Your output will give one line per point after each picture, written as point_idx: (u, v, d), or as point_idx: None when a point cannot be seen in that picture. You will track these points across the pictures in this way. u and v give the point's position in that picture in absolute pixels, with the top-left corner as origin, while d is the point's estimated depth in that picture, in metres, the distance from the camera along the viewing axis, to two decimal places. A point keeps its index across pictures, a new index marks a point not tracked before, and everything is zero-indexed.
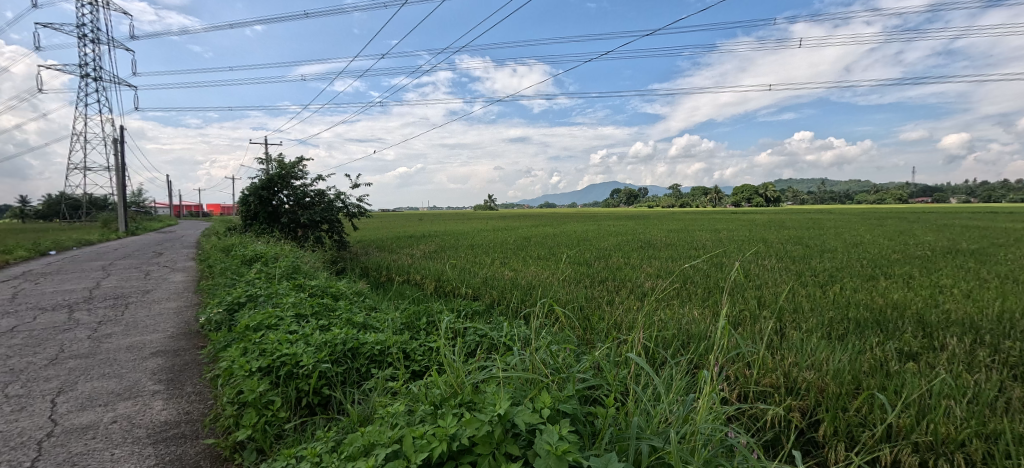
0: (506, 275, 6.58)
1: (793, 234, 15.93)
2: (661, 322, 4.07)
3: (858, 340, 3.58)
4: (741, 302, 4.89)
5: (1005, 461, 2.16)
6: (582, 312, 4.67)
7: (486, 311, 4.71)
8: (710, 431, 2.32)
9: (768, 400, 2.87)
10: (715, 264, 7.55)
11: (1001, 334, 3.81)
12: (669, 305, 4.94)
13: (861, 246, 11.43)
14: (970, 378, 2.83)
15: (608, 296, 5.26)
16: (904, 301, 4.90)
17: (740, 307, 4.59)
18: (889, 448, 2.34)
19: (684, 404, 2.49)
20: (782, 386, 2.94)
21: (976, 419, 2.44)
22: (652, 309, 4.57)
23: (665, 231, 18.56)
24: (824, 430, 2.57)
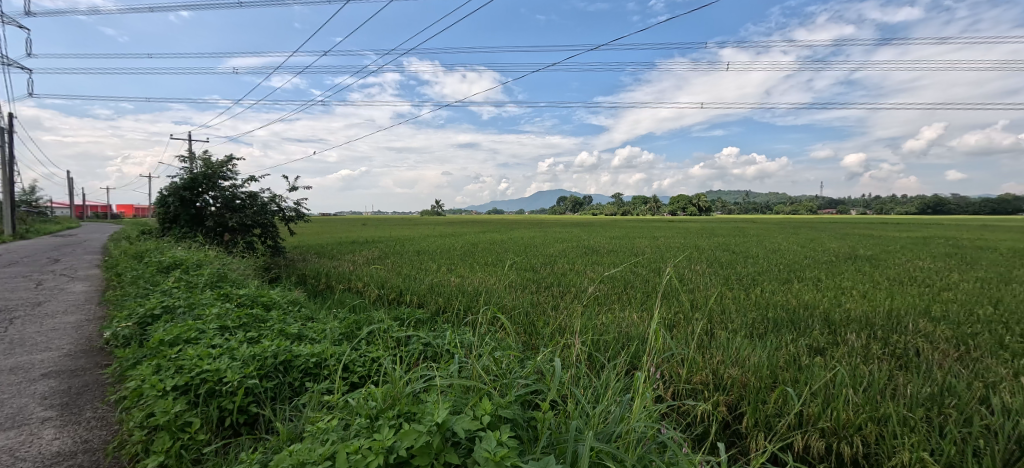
0: (451, 281, 6.42)
1: (722, 241, 16.98)
2: (602, 326, 4.10)
3: (775, 338, 3.81)
4: (676, 305, 5.07)
5: (893, 442, 2.33)
6: (527, 317, 4.62)
7: (431, 320, 4.52)
8: (644, 429, 2.33)
9: (698, 396, 2.95)
10: (652, 269, 7.83)
11: (891, 329, 4.20)
12: (610, 309, 5.03)
13: (779, 252, 12.38)
14: (865, 369, 3.05)
15: (554, 302, 5.27)
16: (814, 302, 5.31)
17: (675, 310, 4.76)
18: (802, 435, 2.47)
19: (620, 404, 2.48)
20: (711, 382, 3.01)
21: (869, 405, 2.60)
22: (597, 314, 4.61)
23: (607, 238, 19.13)
24: (747, 423, 2.67)
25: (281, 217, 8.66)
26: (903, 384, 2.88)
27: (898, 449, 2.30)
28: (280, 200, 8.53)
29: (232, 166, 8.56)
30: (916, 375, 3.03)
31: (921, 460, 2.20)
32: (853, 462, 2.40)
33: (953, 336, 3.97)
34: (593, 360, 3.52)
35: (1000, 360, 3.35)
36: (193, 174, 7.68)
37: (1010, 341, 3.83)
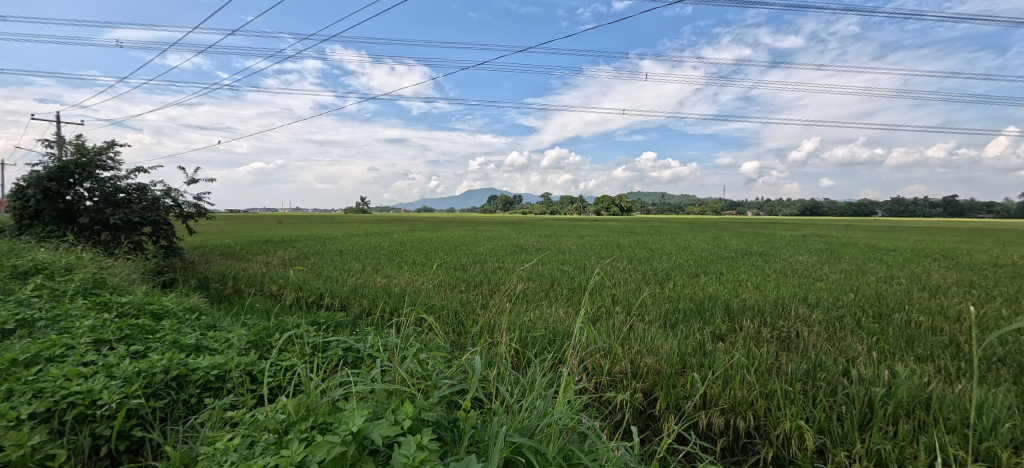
0: (377, 282, 6.18)
1: (642, 239, 18.04)
2: (529, 324, 4.17)
3: (684, 327, 4.12)
4: (599, 300, 5.30)
5: (778, 414, 2.62)
6: (456, 317, 4.57)
7: (354, 324, 4.29)
8: (566, 421, 2.39)
9: (617, 386, 3.10)
10: (577, 266, 8.12)
11: (779, 315, 4.73)
12: (538, 305, 5.14)
13: (691, 249, 13.44)
14: (758, 352, 3.39)
15: (483, 300, 5.26)
16: (717, 293, 5.83)
17: (597, 305, 4.98)
18: (704, 414, 2.69)
19: (544, 399, 2.52)
20: (630, 372, 3.17)
21: (760, 383, 2.90)
22: (525, 311, 4.68)
23: (535, 236, 19.57)
24: (660, 407, 2.84)
25: (178, 213, 7.77)
26: (786, 363, 3.24)
27: (781, 419, 2.58)
28: (176, 194, 7.65)
29: (115, 154, 7.52)
30: (797, 354, 3.43)
31: (799, 428, 2.48)
32: (747, 435, 2.65)
33: (826, 319, 4.56)
34: (520, 357, 3.56)
35: (859, 338, 3.91)
36: (62, 162, 6.64)
37: (866, 321, 4.49)
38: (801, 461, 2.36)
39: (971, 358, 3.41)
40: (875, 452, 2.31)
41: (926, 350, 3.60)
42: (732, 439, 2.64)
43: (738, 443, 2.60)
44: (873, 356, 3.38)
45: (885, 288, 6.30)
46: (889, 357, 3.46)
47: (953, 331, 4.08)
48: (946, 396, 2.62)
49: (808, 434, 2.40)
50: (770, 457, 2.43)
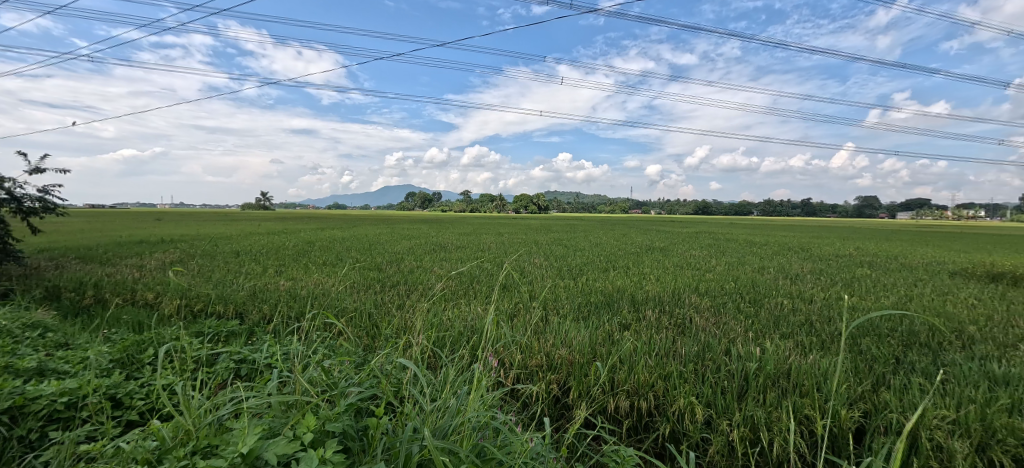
0: (279, 285, 5.69)
1: (557, 237, 18.70)
2: (444, 322, 4.11)
3: (596, 319, 4.35)
4: (517, 296, 5.38)
5: (674, 393, 2.85)
6: (369, 319, 4.37)
7: (251, 332, 3.92)
8: (480, 418, 2.39)
9: (533, 379, 3.17)
10: (496, 264, 8.19)
11: (677, 304, 5.18)
12: (457, 304, 5.09)
13: (601, 245, 14.23)
14: (659, 339, 3.69)
15: (399, 301, 5.09)
16: (625, 286, 6.24)
17: (515, 301, 5.05)
18: (612, 399, 2.85)
19: (458, 397, 2.49)
20: (545, 364, 3.27)
21: (661, 366, 3.14)
22: (442, 310, 4.60)
23: (455, 234, 19.43)
24: (573, 395, 2.96)
25: (14, 208, 6.49)
26: (681, 346, 3.57)
27: (676, 397, 2.82)
28: (14, 186, 6.38)
29: None
30: (691, 338, 3.78)
31: (691, 404, 2.73)
32: (649, 415, 2.85)
33: (714, 306, 5.09)
34: (436, 357, 3.49)
35: (738, 321, 4.42)
36: None
37: (745, 306, 5.09)
38: (692, 433, 2.60)
39: (821, 334, 4.02)
40: (750, 419, 2.61)
41: (789, 328, 4.18)
42: (636, 419, 2.83)
43: (642, 422, 2.80)
44: (750, 336, 3.84)
45: (760, 277, 7.21)
46: (764, 336, 3.96)
47: (809, 312, 4.79)
48: (802, 366, 3.06)
49: (698, 410, 2.65)
50: (669, 433, 2.65)
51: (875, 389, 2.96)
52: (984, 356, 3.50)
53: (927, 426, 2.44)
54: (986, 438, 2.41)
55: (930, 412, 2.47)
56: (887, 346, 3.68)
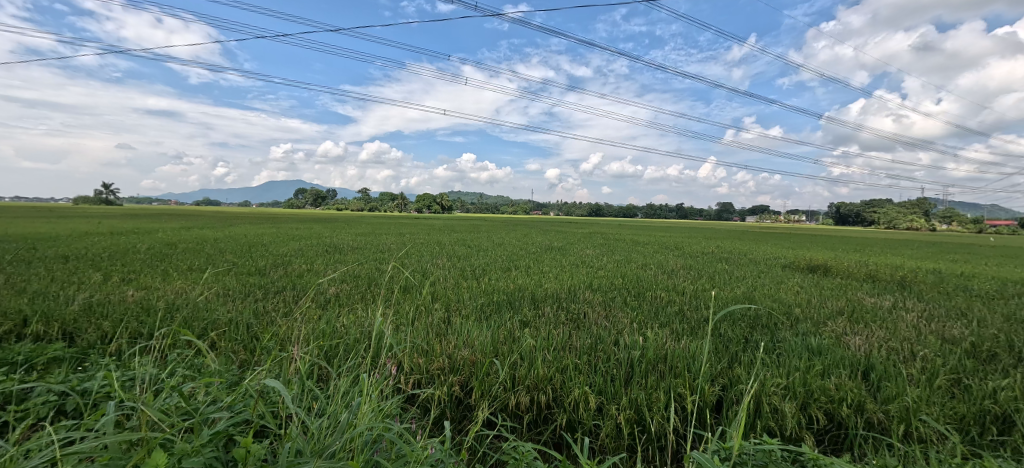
0: (127, 297, 4.93)
1: (458, 237, 18.73)
2: (337, 330, 3.93)
3: (497, 318, 4.50)
4: (417, 298, 5.33)
5: (568, 385, 3.08)
6: (250, 331, 4.01)
7: (83, 355, 3.32)
8: (373, 431, 2.33)
9: (435, 381, 3.19)
10: (396, 266, 8.00)
11: (572, 300, 5.56)
12: (353, 309, 4.90)
13: (502, 245, 14.62)
14: (555, 334, 3.94)
15: (284, 309, 4.72)
16: (525, 285, 6.52)
17: (416, 303, 5.00)
18: (513, 395, 2.99)
19: (350, 410, 2.40)
20: (446, 367, 3.30)
21: (558, 360, 3.38)
22: (335, 316, 4.38)
23: (352, 235, 18.50)
24: (475, 395, 3.03)
25: None
26: (576, 340, 3.86)
27: (571, 388, 3.04)
28: None
29: None
30: (585, 332, 4.11)
31: (584, 394, 2.97)
32: (547, 407, 3.04)
33: (605, 301, 5.56)
34: (326, 369, 3.31)
35: (626, 313, 4.90)
36: None
37: (631, 300, 5.63)
38: (586, 420, 2.82)
39: (691, 321, 4.63)
40: (634, 402, 2.91)
41: (665, 318, 4.74)
42: (536, 413, 2.98)
43: (541, 415, 2.97)
44: (634, 327, 4.29)
45: (643, 273, 8.04)
46: (645, 326, 4.43)
47: (682, 302, 5.47)
48: (676, 350, 3.50)
49: (591, 398, 2.90)
50: (565, 423, 2.84)
51: (731, 365, 3.49)
52: (807, 332, 4.33)
53: (768, 393, 2.95)
54: (810, 399, 2.99)
55: (769, 382, 2.99)
56: (739, 329, 4.38)
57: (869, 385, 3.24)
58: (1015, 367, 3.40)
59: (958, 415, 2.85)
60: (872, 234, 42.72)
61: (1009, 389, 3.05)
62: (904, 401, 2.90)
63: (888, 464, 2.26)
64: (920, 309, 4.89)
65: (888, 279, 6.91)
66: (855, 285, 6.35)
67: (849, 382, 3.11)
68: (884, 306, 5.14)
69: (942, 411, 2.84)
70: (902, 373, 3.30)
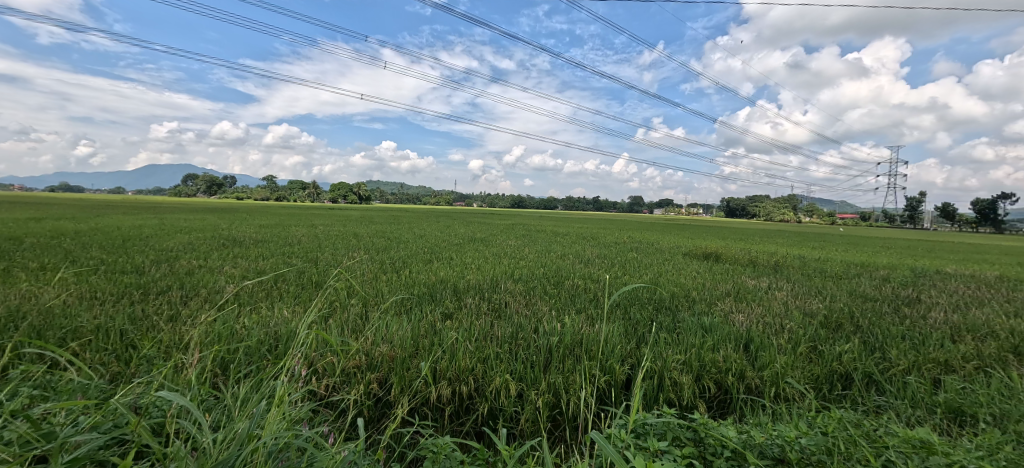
0: None
1: (377, 229, 18.12)
2: (239, 333, 3.64)
3: (418, 311, 4.51)
4: (332, 294, 5.13)
5: (489, 376, 3.17)
6: (124, 338, 3.56)
7: None
8: (279, 439, 2.16)
9: (353, 381, 3.11)
10: (307, 260, 7.57)
11: (492, 290, 5.74)
12: (256, 309, 4.56)
13: (422, 237, 14.44)
14: (476, 325, 4.06)
15: (169, 311, 4.26)
16: (447, 276, 6.59)
17: (329, 299, 4.81)
18: (434, 389, 3.02)
19: (250, 420, 2.18)
20: (364, 364, 3.23)
21: (480, 350, 3.49)
22: (235, 316, 4.06)
23: (256, 226, 17.13)
24: (395, 392, 3.00)
25: None
26: (498, 329, 4.03)
27: (493, 377, 3.14)
28: None
29: None
30: (506, 321, 4.29)
31: (505, 382, 3.08)
32: (468, 398, 3.11)
33: (525, 290, 5.82)
34: (224, 375, 3.05)
35: (544, 302, 5.19)
36: None
37: (549, 288, 5.97)
38: (506, 407, 2.94)
39: (603, 306, 5.03)
40: (552, 387, 3.09)
41: (581, 304, 5.12)
42: (457, 404, 3.05)
43: (462, 406, 3.03)
44: (553, 314, 4.57)
45: (562, 262, 8.46)
46: (561, 313, 4.74)
47: (595, 289, 5.89)
48: (590, 335, 3.80)
49: (512, 386, 3.02)
50: (487, 412, 2.94)
51: (638, 344, 3.89)
52: (700, 312, 4.89)
53: (669, 368, 3.32)
54: (703, 371, 3.42)
55: (670, 359, 3.37)
56: (645, 311, 4.86)
57: (750, 356, 3.78)
58: (854, 333, 4.17)
59: (814, 375, 3.44)
60: (757, 225, 48.37)
61: (850, 352, 3.73)
62: (774, 368, 3.43)
63: (760, 422, 2.70)
64: (788, 289, 5.75)
65: (765, 263, 8.00)
66: (740, 270, 7.27)
67: (733, 353, 3.60)
68: (761, 286, 5.97)
69: (803, 373, 3.41)
70: (773, 343, 3.88)
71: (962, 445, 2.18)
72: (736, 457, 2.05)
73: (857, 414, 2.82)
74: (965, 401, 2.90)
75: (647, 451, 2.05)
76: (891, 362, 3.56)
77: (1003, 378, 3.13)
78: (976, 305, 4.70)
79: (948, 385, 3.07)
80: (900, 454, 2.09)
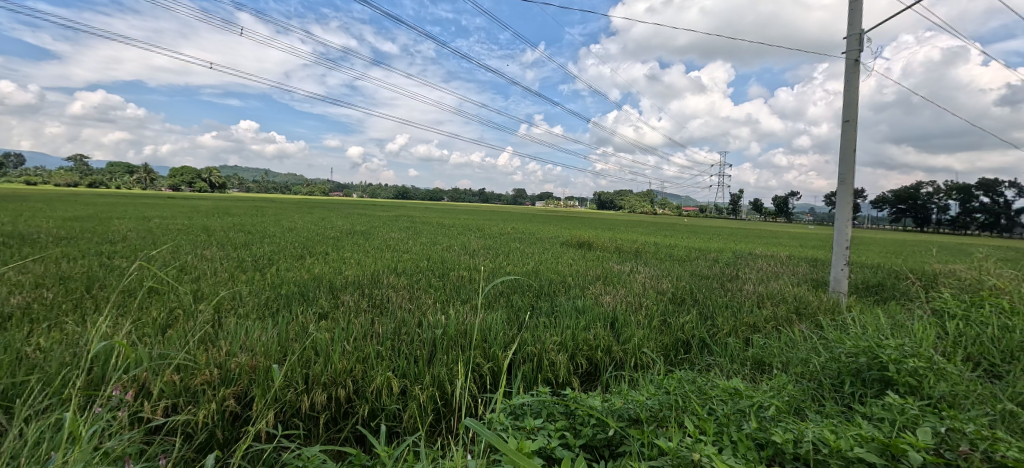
0: None
1: (233, 222, 16.03)
2: (31, 358, 2.69)
3: (287, 312, 4.13)
4: (171, 296, 4.32)
5: (372, 382, 2.66)
6: None
7: None
8: None
9: (198, 399, 2.42)
10: (139, 261, 6.37)
11: (371, 287, 5.55)
12: (50, 322, 3.47)
13: (291, 230, 13.25)
14: (356, 322, 3.89)
15: None
16: (321, 274, 6.20)
17: (169, 302, 4.06)
18: (306, 396, 2.51)
19: None
20: (216, 379, 2.53)
21: (360, 350, 3.00)
22: (25, 336, 3.07)
23: (63, 220, 13.87)
24: (257, 405, 2.40)
25: None
26: (380, 325, 3.90)
27: (374, 376, 2.72)
28: None
29: None
30: (388, 317, 4.18)
31: (387, 379, 2.69)
32: (347, 401, 2.66)
33: (408, 284, 5.79)
34: (7, 416, 2.18)
35: (428, 294, 5.27)
36: None
37: (434, 281, 6.02)
38: (389, 406, 2.59)
39: (486, 296, 5.25)
40: (437, 379, 2.80)
41: (465, 295, 5.29)
42: (335, 410, 2.59)
43: (340, 411, 2.58)
44: (437, 306, 4.68)
45: (446, 254, 8.55)
46: (444, 305, 4.84)
47: (479, 280, 6.10)
48: (474, 325, 3.87)
49: (395, 382, 2.65)
50: (367, 413, 2.54)
51: (520, 329, 4.18)
52: (574, 296, 5.41)
53: (548, 350, 3.65)
54: (577, 349, 3.84)
55: (548, 343, 3.69)
56: (526, 298, 5.24)
57: (615, 332, 4.32)
58: (693, 306, 5.04)
59: (664, 344, 4.08)
60: (622, 216, 53.81)
61: (690, 322, 4.49)
62: (634, 341, 3.98)
63: (621, 389, 3.15)
64: (645, 272, 6.63)
65: (627, 250, 9.11)
66: (607, 256, 8.16)
67: (601, 331, 4.09)
68: (623, 271, 6.77)
69: (655, 344, 4.04)
70: (634, 319, 4.49)
71: (763, 388, 2.80)
72: (599, 424, 2.33)
73: (693, 373, 3.46)
74: (765, 353, 3.73)
75: (523, 430, 2.23)
76: (719, 327, 4.39)
77: (789, 333, 4.09)
78: (774, 278, 6.02)
79: (754, 342, 3.93)
80: (721, 401, 2.60)
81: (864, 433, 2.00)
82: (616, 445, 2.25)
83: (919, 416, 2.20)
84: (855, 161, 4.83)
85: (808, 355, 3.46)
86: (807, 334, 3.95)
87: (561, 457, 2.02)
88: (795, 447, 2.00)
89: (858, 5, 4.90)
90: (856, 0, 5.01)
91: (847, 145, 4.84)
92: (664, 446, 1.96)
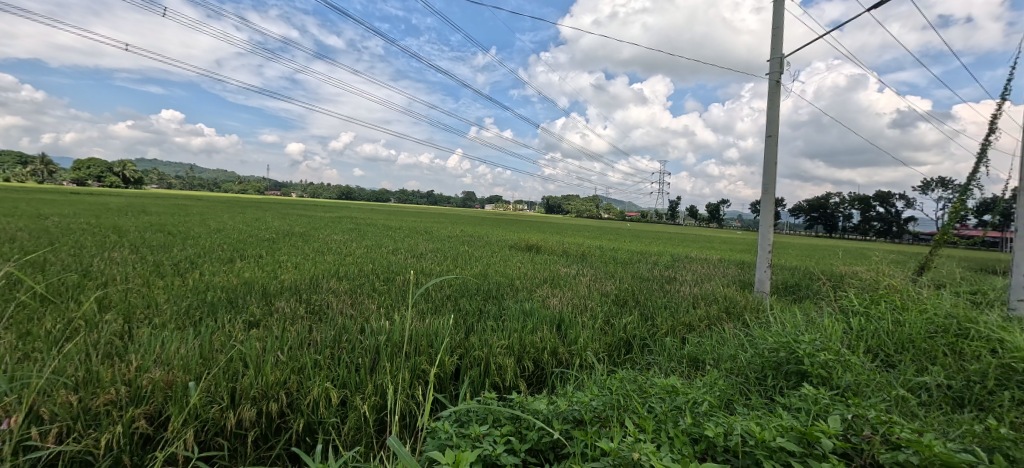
0: None
1: (153, 223, 14.67)
2: None
3: (212, 321, 3.83)
4: (71, 304, 3.85)
5: (308, 395, 2.53)
6: None
7: None
8: None
9: (100, 423, 2.17)
10: (32, 266, 5.62)
11: (309, 292, 5.27)
12: None
13: (221, 232, 12.35)
14: (291, 330, 3.66)
15: None
16: (252, 278, 5.81)
17: (68, 312, 3.61)
18: (231, 413, 2.34)
19: None
20: (122, 398, 2.28)
21: (293, 360, 2.83)
22: None
23: None
24: (172, 425, 2.19)
25: None
26: (317, 332, 3.71)
27: (309, 387, 2.58)
28: None
29: None
30: (327, 323, 4.00)
31: (325, 390, 2.57)
32: (280, 415, 2.50)
33: (350, 289, 5.57)
34: None
35: (372, 299, 5.11)
36: None
37: (377, 285, 5.82)
38: (327, 419, 2.46)
39: (433, 300, 5.17)
40: (381, 387, 2.71)
41: (411, 299, 5.17)
42: (264, 426, 2.42)
43: (271, 427, 2.42)
44: (381, 312, 4.54)
45: (392, 257, 8.33)
46: (387, 310, 4.69)
47: (424, 284, 5.98)
48: (419, 330, 3.77)
49: (333, 393, 2.54)
50: (301, 428, 2.41)
51: (467, 334, 4.15)
52: (521, 299, 5.46)
53: (494, 354, 3.64)
54: (523, 352, 3.87)
55: (495, 347, 3.69)
56: (473, 301, 5.21)
57: (561, 334, 4.40)
58: (635, 306, 5.25)
59: (608, 345, 4.21)
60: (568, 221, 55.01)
61: (631, 323, 4.66)
62: (579, 342, 4.07)
63: (565, 391, 3.21)
64: (590, 274, 6.81)
65: (573, 253, 9.33)
66: (555, 259, 8.31)
67: (547, 334, 4.15)
68: (569, 274, 6.92)
69: (599, 345, 4.15)
70: (578, 321, 4.60)
71: (696, 385, 2.95)
72: (544, 426, 2.37)
73: (634, 373, 3.60)
74: (699, 351, 3.95)
75: (468, 437, 2.21)
76: (657, 327, 4.60)
77: (721, 332, 4.36)
78: (708, 280, 6.41)
79: (689, 340, 4.15)
80: (659, 399, 2.71)
81: (785, 424, 2.16)
82: (561, 448, 2.31)
83: (830, 405, 2.42)
84: (776, 173, 5.25)
85: (735, 351, 3.71)
86: (736, 332, 4.23)
87: (506, 463, 2.02)
88: (725, 440, 2.12)
89: (779, 31, 5.35)
90: (778, 27, 5.47)
91: (770, 158, 5.24)
92: (605, 447, 2.01)
